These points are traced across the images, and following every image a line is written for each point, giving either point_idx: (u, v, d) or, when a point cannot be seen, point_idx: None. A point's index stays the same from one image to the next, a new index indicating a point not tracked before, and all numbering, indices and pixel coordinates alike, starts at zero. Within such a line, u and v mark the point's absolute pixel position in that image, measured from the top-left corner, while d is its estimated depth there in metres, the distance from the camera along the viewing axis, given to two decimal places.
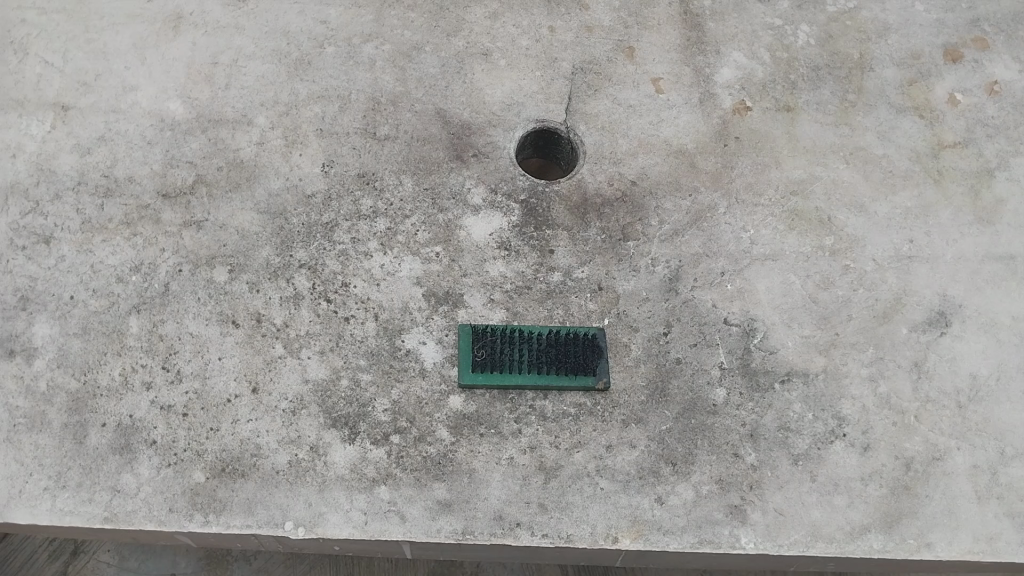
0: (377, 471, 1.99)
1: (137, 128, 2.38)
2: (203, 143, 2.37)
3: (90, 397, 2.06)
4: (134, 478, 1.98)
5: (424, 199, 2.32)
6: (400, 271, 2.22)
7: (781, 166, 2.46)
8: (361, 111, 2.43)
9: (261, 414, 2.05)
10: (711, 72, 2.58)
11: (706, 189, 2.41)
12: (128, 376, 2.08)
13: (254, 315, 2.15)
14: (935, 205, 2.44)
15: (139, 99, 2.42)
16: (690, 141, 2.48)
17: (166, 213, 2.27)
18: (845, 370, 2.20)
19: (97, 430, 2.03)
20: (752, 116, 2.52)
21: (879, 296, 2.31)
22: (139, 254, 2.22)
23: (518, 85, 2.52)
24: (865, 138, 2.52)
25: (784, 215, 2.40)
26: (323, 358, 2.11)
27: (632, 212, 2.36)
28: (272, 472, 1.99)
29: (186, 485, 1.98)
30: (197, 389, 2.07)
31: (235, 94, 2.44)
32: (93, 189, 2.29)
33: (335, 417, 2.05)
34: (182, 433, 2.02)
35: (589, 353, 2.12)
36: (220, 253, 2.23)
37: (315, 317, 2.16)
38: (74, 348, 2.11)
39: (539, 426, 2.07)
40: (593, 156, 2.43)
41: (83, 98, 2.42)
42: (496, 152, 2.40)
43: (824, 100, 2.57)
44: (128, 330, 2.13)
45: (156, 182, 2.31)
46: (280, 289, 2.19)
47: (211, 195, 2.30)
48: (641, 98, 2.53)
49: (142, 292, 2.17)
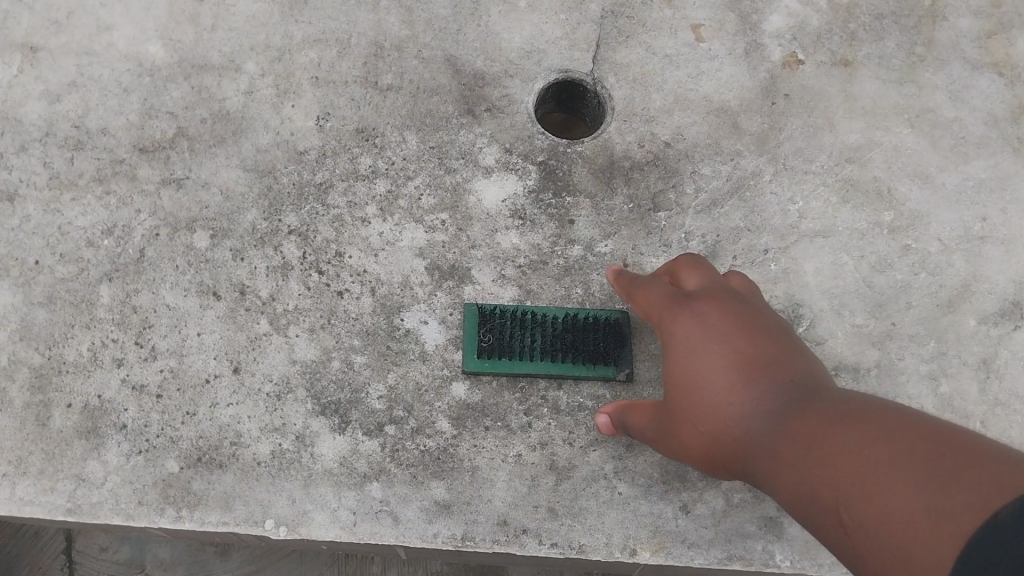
0: (370, 466, 1.95)
1: (112, 73, 2.30)
2: (186, 91, 2.28)
3: (55, 374, 2.03)
4: (101, 466, 1.96)
5: (429, 158, 2.23)
6: (401, 241, 2.14)
7: (833, 128, 2.33)
8: (361, 56, 2.33)
9: (242, 397, 2.00)
10: (759, 20, 2.43)
11: (750, 153, 2.29)
12: (98, 351, 2.04)
13: (237, 287, 2.09)
14: (1014, 177, 2.30)
15: (115, 40, 2.34)
16: (733, 96, 2.34)
17: (143, 169, 2.20)
18: (900, 366, 2.11)
19: (62, 411, 2.00)
20: (804, 71, 2.38)
21: (944, 281, 2.19)
22: (112, 216, 2.16)
23: (540, 29, 2.38)
24: (935, 97, 2.37)
25: (838, 185, 2.27)
26: (313, 337, 2.05)
27: (665, 177, 2.25)
28: (253, 464, 1.95)
29: (157, 475, 1.95)
30: (173, 367, 2.03)
31: (222, 37, 2.34)
32: (62, 141, 2.23)
33: (324, 402, 2.00)
34: (154, 417, 1.99)
35: (608, 336, 2.03)
36: (202, 216, 2.16)
37: (305, 291, 2.09)
38: (40, 318, 2.08)
39: (551, 420, 2.00)
40: (622, 113, 2.31)
41: (53, 39, 2.34)
42: (513, 106, 2.29)
43: (887, 53, 2.41)
44: (99, 301, 2.08)
45: (132, 135, 2.24)
46: (267, 258, 2.12)
47: (193, 149, 2.22)
48: (678, 47, 2.39)
49: (115, 258, 2.12)
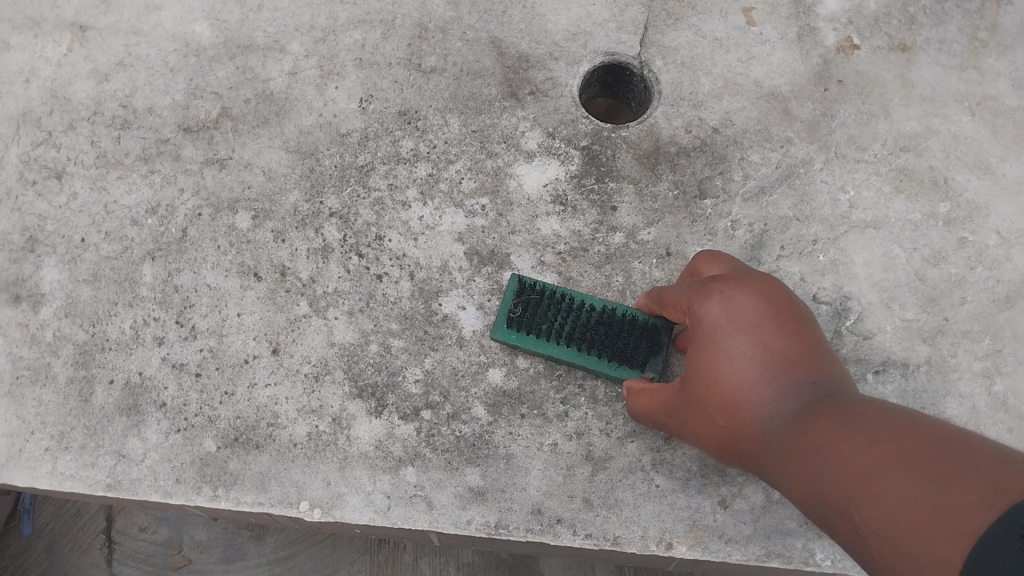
0: (405, 450, 1.97)
1: (158, 53, 2.33)
2: (231, 71, 2.30)
3: (98, 350, 2.08)
4: (141, 443, 2.01)
5: (471, 141, 2.22)
6: (441, 225, 2.14)
7: (887, 115, 2.26)
8: (406, 38, 2.32)
9: (281, 378, 2.03)
10: (813, 3, 2.37)
11: (800, 140, 2.23)
12: (139, 330, 2.08)
13: (278, 268, 2.12)
14: None
15: (162, 19, 2.36)
16: (784, 82, 2.29)
17: (187, 149, 2.24)
18: (952, 364, 2.06)
19: (104, 388, 2.05)
20: (860, 56, 2.31)
21: (1003, 275, 2.13)
22: (156, 195, 2.20)
23: (586, 12, 2.35)
24: (997, 84, 2.30)
25: (892, 175, 2.21)
26: (352, 319, 2.07)
27: (712, 164, 2.21)
28: (290, 444, 1.98)
29: (195, 453, 1.99)
30: (213, 346, 2.06)
31: (268, 17, 2.35)
32: (110, 120, 2.27)
33: (361, 385, 2.02)
34: (193, 396, 2.02)
35: (643, 339, 1.94)
36: (244, 197, 2.18)
37: (345, 273, 2.11)
38: (84, 296, 2.12)
39: (588, 410, 1.99)
40: (668, 98, 2.27)
41: (103, 18, 2.37)
42: (557, 89, 2.27)
43: (947, 38, 2.34)
44: (142, 279, 2.13)
45: (177, 114, 2.27)
46: (309, 240, 2.14)
47: (236, 129, 2.25)
48: (729, 31, 2.34)
49: (158, 237, 2.16)
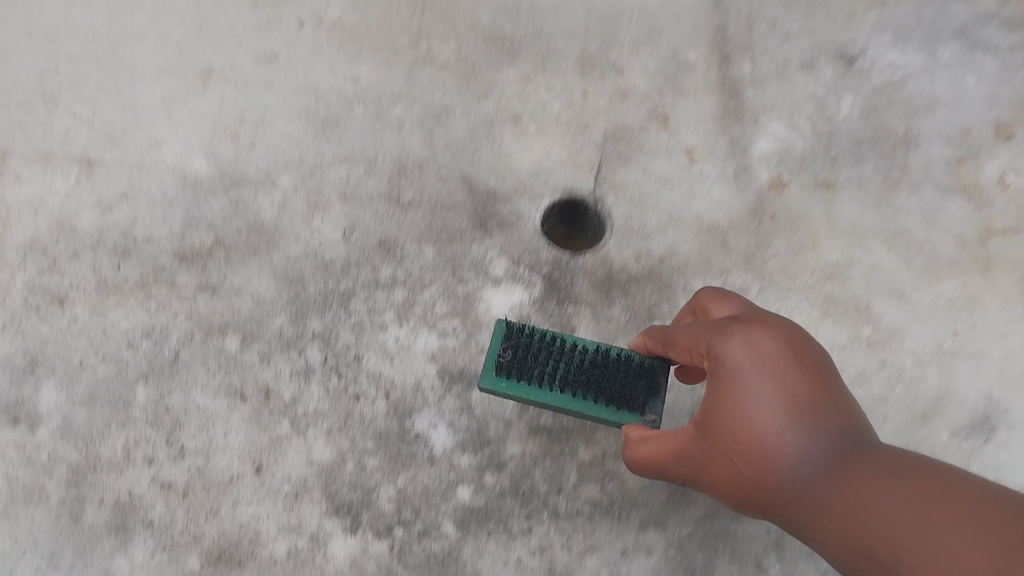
0: (377, 569, 1.97)
1: (159, 186, 2.39)
2: (224, 203, 2.38)
3: (91, 471, 2.04)
4: (128, 561, 1.96)
5: (444, 268, 2.32)
6: (416, 346, 2.21)
7: (817, 246, 2.40)
8: (386, 173, 2.44)
9: (263, 497, 2.03)
10: (749, 144, 2.55)
11: (738, 269, 2.36)
12: (132, 450, 2.06)
13: (263, 388, 2.14)
14: (983, 295, 2.36)
15: (163, 154, 2.44)
16: (723, 215, 2.43)
17: (182, 275, 2.28)
18: None
19: (95, 507, 2.00)
20: (789, 193, 2.48)
21: (919, 393, 2.21)
22: (152, 319, 2.22)
23: (548, 151, 2.51)
24: (908, 220, 2.46)
25: (820, 300, 2.32)
26: (331, 438, 2.09)
27: (659, 289, 2.32)
28: (270, 561, 1.97)
29: (182, 570, 1.96)
30: (201, 466, 2.05)
31: (261, 154, 2.45)
32: (113, 249, 2.30)
33: (338, 502, 2.03)
34: (181, 514, 2.00)
35: (638, 382, 1.92)
36: (233, 321, 2.23)
37: (325, 393, 2.14)
38: (81, 416, 2.10)
39: (551, 525, 2.02)
40: (620, 230, 2.40)
41: (110, 153, 2.43)
42: (521, 222, 2.40)
43: (866, 176, 2.52)
44: (137, 400, 2.12)
45: (174, 243, 2.32)
46: (292, 360, 2.18)
47: (229, 259, 2.30)
48: (673, 169, 2.50)
49: (152, 359, 2.17)
